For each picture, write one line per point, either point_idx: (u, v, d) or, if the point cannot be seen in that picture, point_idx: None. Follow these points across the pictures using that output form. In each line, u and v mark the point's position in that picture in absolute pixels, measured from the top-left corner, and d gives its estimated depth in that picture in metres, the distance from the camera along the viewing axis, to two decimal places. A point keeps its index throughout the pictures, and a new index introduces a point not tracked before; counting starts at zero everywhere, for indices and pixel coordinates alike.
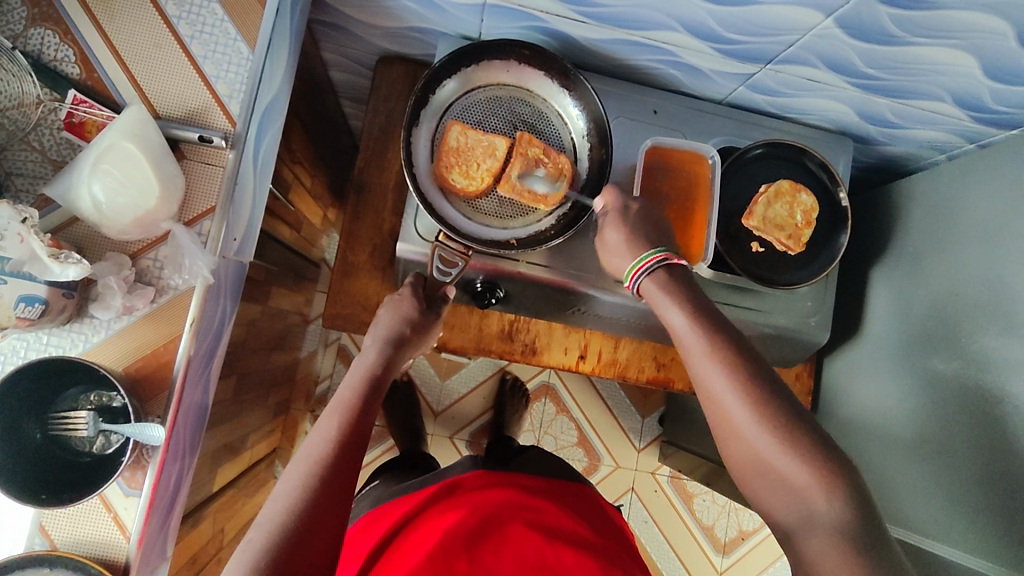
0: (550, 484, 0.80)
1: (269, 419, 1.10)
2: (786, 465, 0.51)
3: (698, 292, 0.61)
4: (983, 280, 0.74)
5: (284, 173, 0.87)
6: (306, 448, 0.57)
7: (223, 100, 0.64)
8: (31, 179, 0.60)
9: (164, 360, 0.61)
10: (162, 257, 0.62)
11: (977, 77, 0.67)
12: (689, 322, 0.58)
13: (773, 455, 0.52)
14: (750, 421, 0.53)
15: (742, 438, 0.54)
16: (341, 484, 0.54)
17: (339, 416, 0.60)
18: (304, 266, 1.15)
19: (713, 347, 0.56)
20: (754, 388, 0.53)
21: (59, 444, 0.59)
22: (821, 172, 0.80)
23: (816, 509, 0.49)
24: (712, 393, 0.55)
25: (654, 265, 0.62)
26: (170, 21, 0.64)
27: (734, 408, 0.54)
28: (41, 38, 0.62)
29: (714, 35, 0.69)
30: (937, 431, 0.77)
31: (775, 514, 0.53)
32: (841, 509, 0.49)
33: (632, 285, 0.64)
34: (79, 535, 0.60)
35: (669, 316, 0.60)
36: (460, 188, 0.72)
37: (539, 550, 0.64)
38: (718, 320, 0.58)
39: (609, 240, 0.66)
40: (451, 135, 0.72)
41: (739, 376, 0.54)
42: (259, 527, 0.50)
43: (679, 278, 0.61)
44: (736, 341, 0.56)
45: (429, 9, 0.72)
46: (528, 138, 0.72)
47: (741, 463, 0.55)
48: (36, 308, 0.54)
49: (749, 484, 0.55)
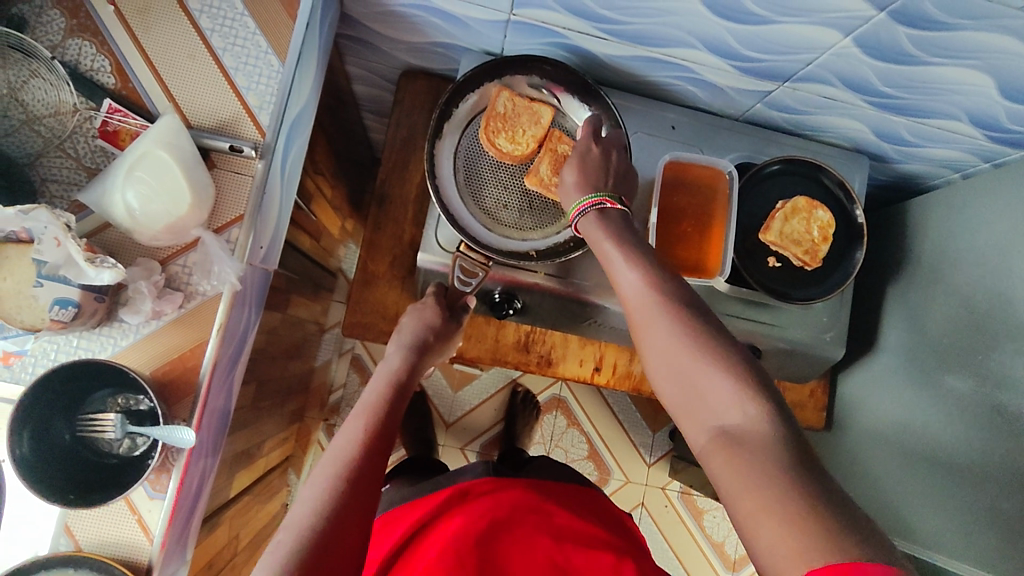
0: (561, 488, 0.81)
1: (284, 427, 1.11)
2: (704, 375, 0.49)
3: (634, 230, 0.60)
4: (998, 299, 0.74)
5: (307, 183, 0.89)
6: (333, 450, 0.57)
7: (254, 112, 0.66)
8: (65, 185, 0.62)
9: (190, 364, 0.62)
10: (191, 263, 0.63)
11: (993, 97, 0.68)
12: (619, 251, 0.57)
13: (695, 370, 0.49)
14: (670, 340, 0.51)
15: (663, 363, 0.52)
16: (367, 487, 0.55)
17: (365, 419, 0.61)
18: (322, 275, 1.16)
19: (641, 270, 0.55)
20: (675, 305, 0.53)
21: (86, 445, 0.60)
22: (837, 190, 0.81)
23: (733, 424, 0.46)
24: (639, 319, 0.54)
25: (592, 208, 0.61)
26: (203, 34, 0.66)
27: (657, 328, 0.52)
28: (78, 49, 0.63)
29: (734, 53, 0.70)
30: (952, 449, 0.77)
31: (692, 431, 0.50)
32: (757, 418, 0.46)
33: (574, 222, 0.64)
34: (103, 537, 0.61)
35: (603, 250, 0.59)
36: (505, 152, 0.74)
37: (551, 552, 0.64)
38: (647, 252, 0.57)
39: (565, 180, 0.65)
40: (498, 99, 0.74)
41: (663, 298, 0.53)
42: (287, 529, 0.50)
43: (616, 220, 0.61)
44: (661, 265, 0.56)
45: (453, 25, 0.74)
46: (560, 134, 0.73)
47: (667, 388, 0.52)
48: (69, 312, 0.55)
49: (674, 406, 0.52)
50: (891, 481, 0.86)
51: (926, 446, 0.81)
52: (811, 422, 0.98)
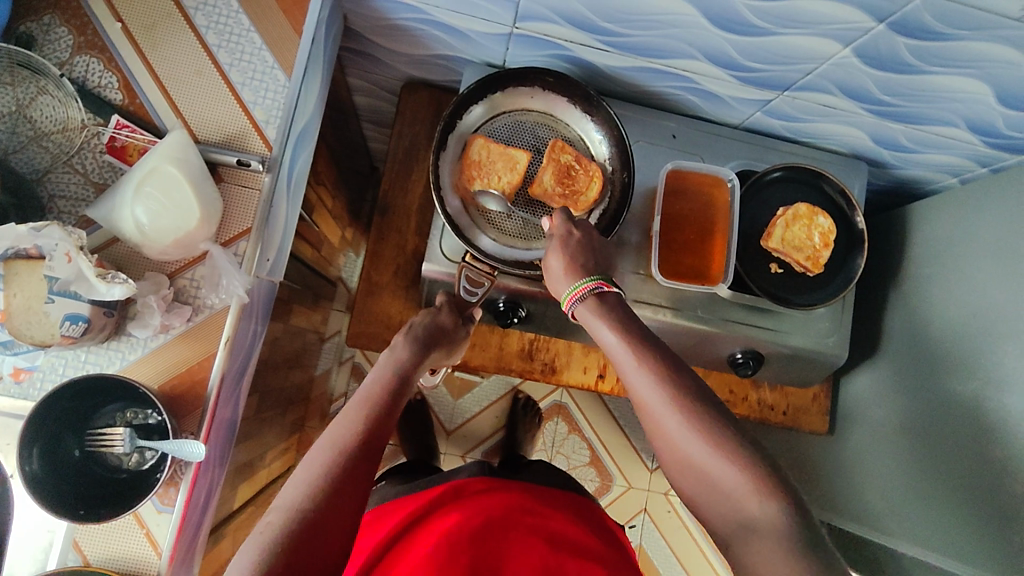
0: (555, 494, 0.80)
1: (285, 437, 1.11)
2: (719, 467, 0.48)
3: (633, 315, 0.58)
4: (997, 303, 0.75)
5: (310, 194, 0.90)
6: (330, 436, 0.56)
7: (261, 126, 0.66)
8: (73, 201, 0.62)
9: (198, 378, 0.63)
10: (199, 277, 0.63)
11: (991, 104, 0.69)
12: (619, 341, 0.55)
13: (709, 462, 0.49)
14: (683, 433, 0.50)
15: (677, 453, 0.51)
16: (356, 478, 0.54)
17: (366, 407, 0.59)
18: (322, 285, 1.17)
19: (643, 361, 0.53)
20: (681, 396, 0.51)
21: (95, 460, 0.60)
22: (838, 198, 0.82)
23: (753, 516, 0.46)
24: (646, 409, 0.53)
25: (588, 293, 0.59)
26: (210, 50, 0.66)
27: (666, 419, 0.51)
28: (86, 66, 0.64)
29: (734, 63, 0.71)
30: (952, 454, 0.78)
31: (710, 519, 0.49)
32: (777, 514, 0.45)
33: (568, 309, 0.61)
34: (112, 552, 0.61)
35: (603, 337, 0.57)
36: (485, 198, 0.74)
37: (543, 553, 0.63)
38: (647, 336, 0.55)
39: (553, 268, 0.63)
40: (473, 147, 0.73)
41: (668, 391, 0.51)
42: (276, 512, 0.50)
43: (613, 303, 0.58)
44: (671, 355, 0.54)
45: (457, 37, 0.74)
46: (560, 146, 0.74)
47: (681, 478, 0.52)
48: (79, 327, 0.55)
49: (688, 491, 0.51)
50: (893, 484, 0.87)
51: (927, 450, 0.82)
52: (813, 425, 0.99)
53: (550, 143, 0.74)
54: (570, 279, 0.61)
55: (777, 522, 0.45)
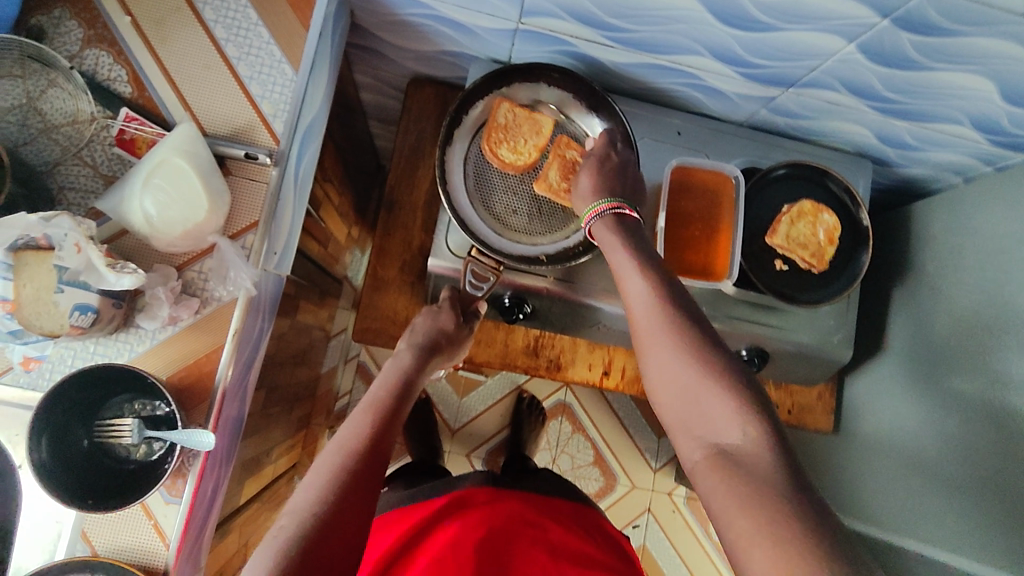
0: (558, 504, 0.80)
1: (291, 434, 1.12)
2: (704, 390, 0.50)
3: (646, 240, 0.62)
4: (1002, 300, 0.75)
5: (317, 190, 0.90)
6: (338, 441, 0.58)
7: (268, 120, 0.67)
8: (83, 193, 0.62)
9: (206, 370, 0.63)
10: (206, 269, 0.64)
11: (995, 101, 0.69)
12: (630, 260, 0.59)
13: (691, 383, 0.51)
14: (672, 352, 0.52)
15: (661, 372, 0.53)
16: (367, 477, 0.55)
17: (371, 413, 0.62)
18: (328, 282, 1.17)
19: (651, 279, 0.57)
20: (677, 319, 0.54)
21: (104, 451, 0.60)
22: (843, 195, 0.82)
23: (731, 441, 0.48)
24: (640, 327, 0.55)
25: (607, 211, 0.63)
26: (218, 44, 0.66)
27: (658, 336, 0.54)
28: (95, 59, 0.64)
29: (739, 59, 0.71)
30: (958, 452, 0.78)
31: (685, 444, 0.52)
32: (754, 441, 0.47)
33: (586, 225, 0.65)
34: (120, 542, 0.61)
35: (614, 257, 0.60)
36: (508, 162, 0.75)
37: (547, 566, 0.64)
38: (655, 262, 0.59)
39: (581, 186, 0.69)
40: (500, 110, 0.75)
41: (668, 311, 0.54)
42: (290, 515, 0.51)
43: (630, 228, 0.62)
44: (672, 278, 0.57)
45: (462, 33, 0.75)
46: (566, 141, 0.75)
47: (660, 396, 0.54)
48: (88, 317, 0.56)
49: (665, 412, 0.54)
50: (899, 484, 0.87)
51: (933, 448, 0.82)
52: (819, 424, 0.99)
53: (557, 137, 0.75)
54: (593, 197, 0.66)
55: (752, 446, 0.47)
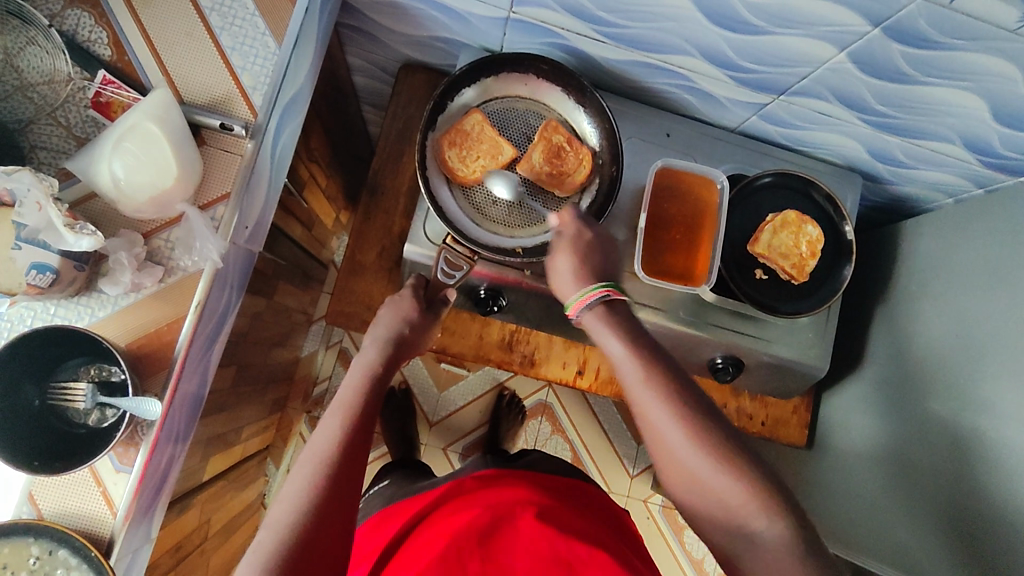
0: (559, 480, 0.79)
1: (264, 415, 1.11)
2: (728, 489, 0.49)
3: (639, 324, 0.59)
4: (982, 323, 0.74)
5: (301, 170, 0.89)
6: (311, 449, 0.56)
7: (247, 91, 0.66)
8: (54, 153, 0.62)
9: (166, 340, 0.62)
10: (173, 239, 0.63)
11: (987, 121, 0.68)
12: (628, 354, 0.56)
13: (715, 483, 0.50)
14: (688, 453, 0.51)
15: (681, 470, 0.52)
16: (346, 488, 0.54)
17: (342, 414, 0.60)
18: (312, 266, 1.16)
19: (650, 375, 0.54)
20: (689, 416, 0.52)
21: (55, 414, 0.59)
22: (827, 205, 0.81)
23: (758, 531, 0.48)
24: (648, 425, 0.54)
25: (596, 300, 0.59)
26: (202, 12, 0.66)
27: (670, 438, 0.52)
28: (77, 19, 0.64)
29: (730, 63, 0.70)
30: (930, 475, 0.76)
31: (710, 535, 0.52)
32: (782, 530, 0.48)
33: (573, 314, 0.61)
34: (66, 507, 0.60)
35: (609, 349, 0.57)
36: (451, 167, 0.73)
37: (551, 542, 0.61)
38: (654, 351, 0.56)
39: (560, 268, 0.64)
40: (469, 118, 0.73)
41: (678, 409, 0.52)
42: (268, 529, 0.50)
43: (622, 315, 0.59)
44: (672, 368, 0.55)
45: (453, 19, 0.74)
46: (554, 125, 0.74)
47: (680, 490, 0.53)
48: (47, 277, 0.55)
49: (687, 505, 0.53)
50: (870, 504, 0.86)
51: (905, 469, 0.81)
52: (792, 438, 0.98)
53: (546, 121, 0.74)
54: (578, 284, 0.62)
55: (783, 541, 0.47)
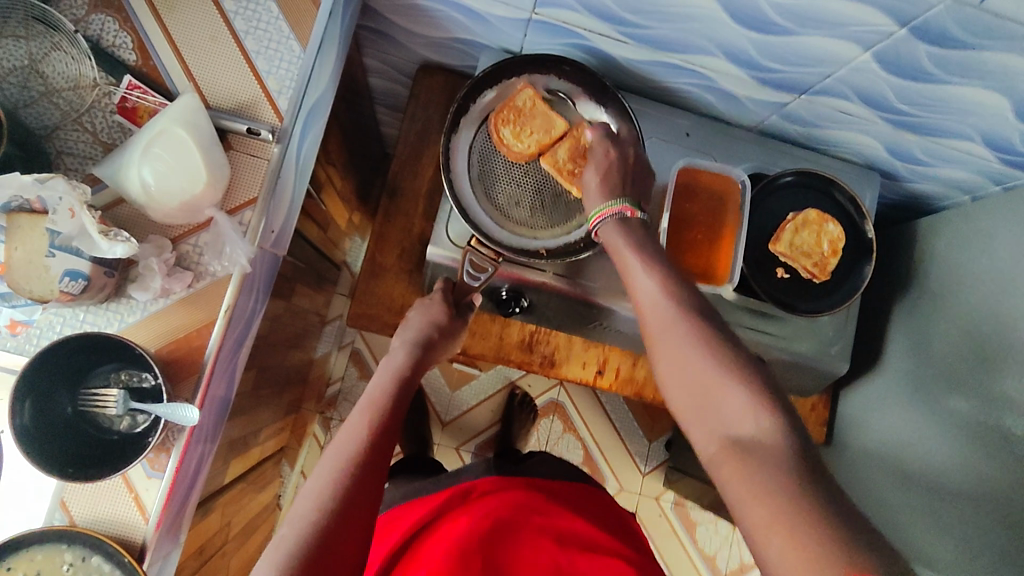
0: (564, 486, 0.80)
1: (280, 417, 1.11)
2: (721, 386, 0.50)
3: (654, 242, 0.62)
4: (1002, 320, 0.74)
5: (319, 172, 0.89)
6: (336, 446, 0.57)
7: (273, 96, 0.66)
8: (82, 159, 0.62)
9: (195, 345, 0.62)
10: (202, 243, 0.63)
11: (1009, 119, 0.68)
12: (637, 257, 0.59)
13: (704, 374, 0.51)
14: (682, 344, 0.53)
15: (677, 369, 0.53)
16: (370, 487, 0.54)
17: (368, 414, 0.60)
18: (326, 267, 1.16)
19: (658, 277, 0.58)
20: (687, 315, 0.55)
21: (87, 420, 0.60)
22: (848, 204, 0.81)
23: (744, 429, 0.48)
24: (651, 325, 0.57)
25: (613, 214, 0.64)
26: (227, 16, 0.66)
27: (667, 333, 0.55)
28: (102, 24, 0.63)
29: (753, 62, 0.70)
30: (951, 471, 0.77)
31: (701, 440, 0.51)
32: (769, 429, 0.47)
33: (594, 227, 0.66)
34: (98, 513, 0.60)
35: (622, 258, 0.61)
36: (502, 139, 0.73)
37: (557, 556, 0.63)
38: (665, 261, 0.60)
39: (587, 182, 0.68)
40: (523, 94, 0.73)
41: (677, 307, 0.55)
42: (290, 524, 0.50)
43: (637, 230, 0.63)
44: (682, 279, 0.58)
45: (475, 21, 0.74)
46: (586, 127, 0.72)
47: (673, 391, 0.55)
48: (79, 284, 0.55)
49: (676, 403, 0.55)
50: (891, 500, 0.86)
51: (926, 466, 0.81)
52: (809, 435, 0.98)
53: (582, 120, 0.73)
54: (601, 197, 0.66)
55: (766, 432, 0.47)
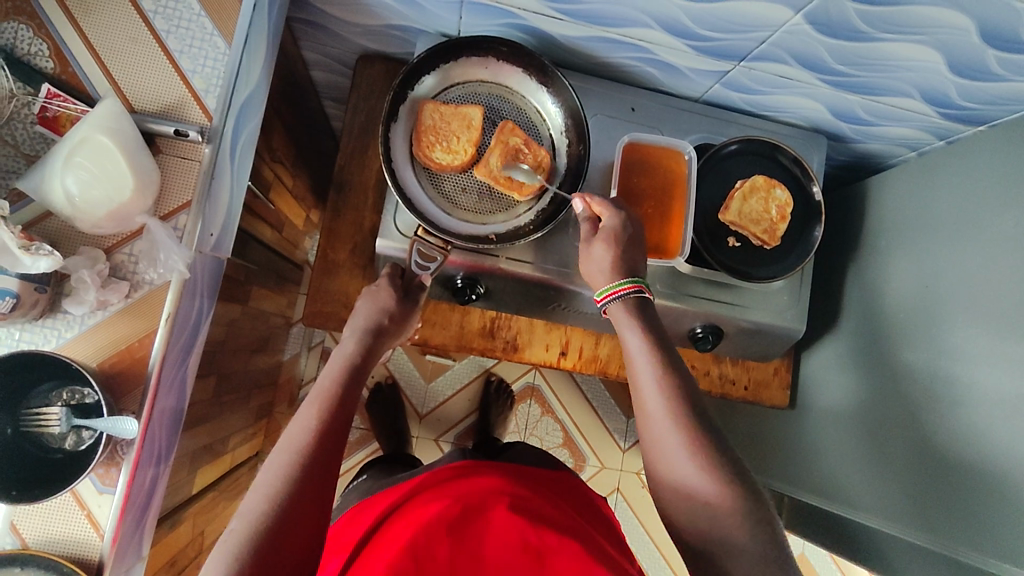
0: (537, 473, 0.78)
1: (250, 423, 1.09)
2: (717, 503, 0.52)
3: (659, 324, 0.63)
4: (949, 273, 0.75)
5: (264, 171, 0.87)
6: (287, 439, 0.56)
7: (200, 95, 0.64)
8: (4, 173, 0.60)
9: (138, 355, 0.61)
10: (137, 252, 0.61)
11: (944, 73, 0.69)
12: (646, 350, 0.60)
13: (701, 490, 0.53)
14: (681, 452, 0.54)
15: (671, 471, 0.55)
16: (321, 479, 0.54)
17: (320, 403, 0.59)
18: (286, 268, 1.14)
19: (664, 373, 0.58)
20: (688, 419, 0.55)
21: (30, 441, 0.58)
22: (794, 167, 0.81)
23: (738, 548, 0.51)
24: (650, 420, 0.57)
25: (630, 293, 0.63)
26: (146, 17, 0.64)
27: (669, 439, 0.55)
28: (14, 32, 0.61)
29: (687, 32, 0.70)
30: (905, 423, 0.78)
31: (686, 540, 0.54)
32: (762, 546, 0.51)
33: (600, 302, 0.65)
34: (50, 534, 0.59)
35: (628, 343, 0.61)
36: (445, 164, 0.72)
37: (522, 530, 0.61)
38: (672, 353, 0.60)
39: (594, 255, 0.65)
40: (424, 113, 0.72)
41: (678, 413, 0.56)
42: (240, 518, 0.50)
43: (644, 311, 0.63)
44: (683, 372, 0.59)
45: (408, 7, 0.72)
46: (509, 126, 0.72)
47: (664, 489, 0.56)
48: (6, 302, 0.54)
49: (662, 497, 0.56)
50: (853, 456, 0.86)
51: (882, 421, 0.82)
52: (775, 400, 0.99)
53: (499, 126, 0.72)
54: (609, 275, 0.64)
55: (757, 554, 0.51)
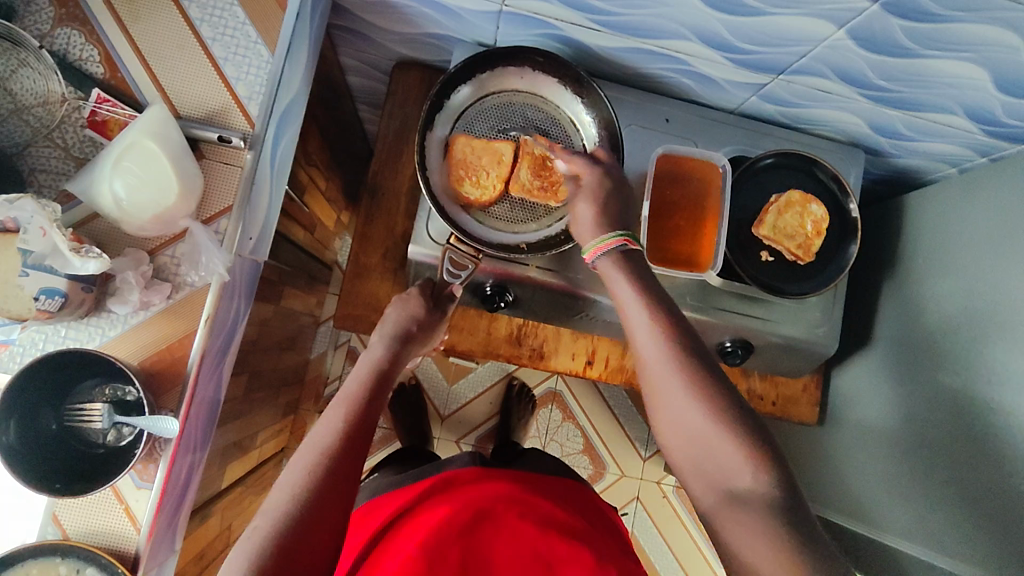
0: (547, 479, 0.78)
1: (277, 419, 1.11)
2: (725, 448, 0.49)
3: (651, 277, 0.59)
4: (988, 294, 0.73)
5: (300, 175, 0.89)
6: (313, 438, 0.57)
7: (243, 102, 0.66)
8: (54, 175, 0.61)
9: (178, 355, 0.63)
10: (179, 254, 0.63)
11: (990, 91, 0.67)
12: (639, 301, 0.56)
13: (709, 436, 0.50)
14: (681, 402, 0.52)
15: (679, 422, 0.52)
16: (344, 480, 0.54)
17: (347, 405, 0.60)
18: (316, 268, 1.16)
19: (659, 325, 0.55)
20: (689, 366, 0.52)
21: (73, 435, 0.60)
22: (831, 182, 0.81)
23: (746, 489, 0.48)
24: (653, 375, 0.54)
25: (612, 249, 0.59)
26: (193, 24, 0.65)
27: (671, 390, 0.53)
28: (67, 38, 0.63)
29: (726, 44, 0.69)
30: (937, 443, 0.77)
31: (700, 490, 0.52)
32: (769, 486, 0.47)
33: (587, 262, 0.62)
34: (88, 525, 0.61)
35: (620, 296, 0.58)
36: (474, 199, 0.73)
37: (531, 541, 0.62)
38: (666, 303, 0.57)
39: (581, 216, 0.63)
40: (455, 147, 0.73)
41: (677, 361, 0.53)
42: (264, 515, 0.51)
43: (636, 265, 0.59)
44: (681, 322, 0.56)
45: (446, 16, 0.73)
46: (530, 140, 0.73)
47: (674, 440, 0.53)
48: (56, 301, 0.55)
49: (672, 445, 0.54)
50: (885, 475, 0.85)
51: (916, 440, 0.81)
52: (802, 416, 0.98)
53: (521, 140, 0.73)
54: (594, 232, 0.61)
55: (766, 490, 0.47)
